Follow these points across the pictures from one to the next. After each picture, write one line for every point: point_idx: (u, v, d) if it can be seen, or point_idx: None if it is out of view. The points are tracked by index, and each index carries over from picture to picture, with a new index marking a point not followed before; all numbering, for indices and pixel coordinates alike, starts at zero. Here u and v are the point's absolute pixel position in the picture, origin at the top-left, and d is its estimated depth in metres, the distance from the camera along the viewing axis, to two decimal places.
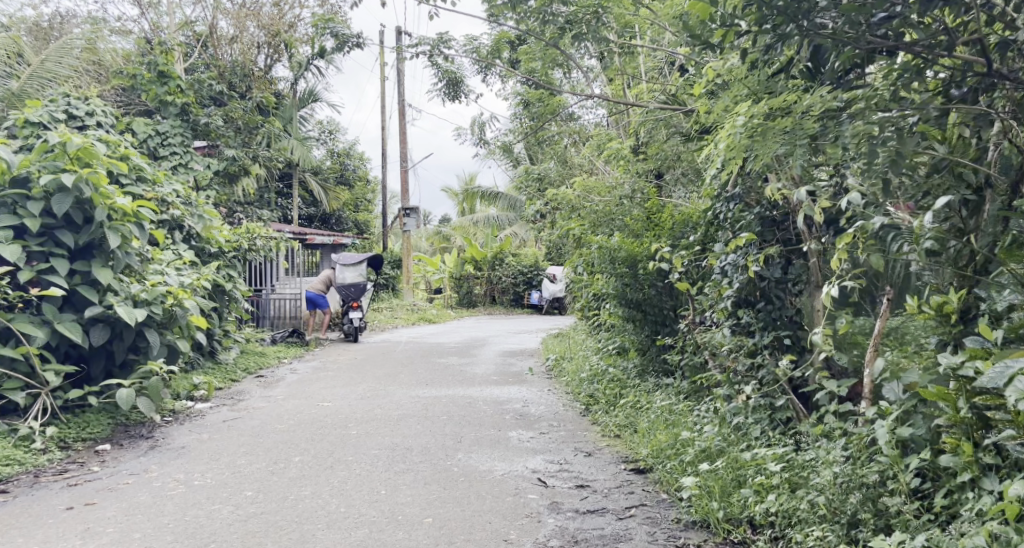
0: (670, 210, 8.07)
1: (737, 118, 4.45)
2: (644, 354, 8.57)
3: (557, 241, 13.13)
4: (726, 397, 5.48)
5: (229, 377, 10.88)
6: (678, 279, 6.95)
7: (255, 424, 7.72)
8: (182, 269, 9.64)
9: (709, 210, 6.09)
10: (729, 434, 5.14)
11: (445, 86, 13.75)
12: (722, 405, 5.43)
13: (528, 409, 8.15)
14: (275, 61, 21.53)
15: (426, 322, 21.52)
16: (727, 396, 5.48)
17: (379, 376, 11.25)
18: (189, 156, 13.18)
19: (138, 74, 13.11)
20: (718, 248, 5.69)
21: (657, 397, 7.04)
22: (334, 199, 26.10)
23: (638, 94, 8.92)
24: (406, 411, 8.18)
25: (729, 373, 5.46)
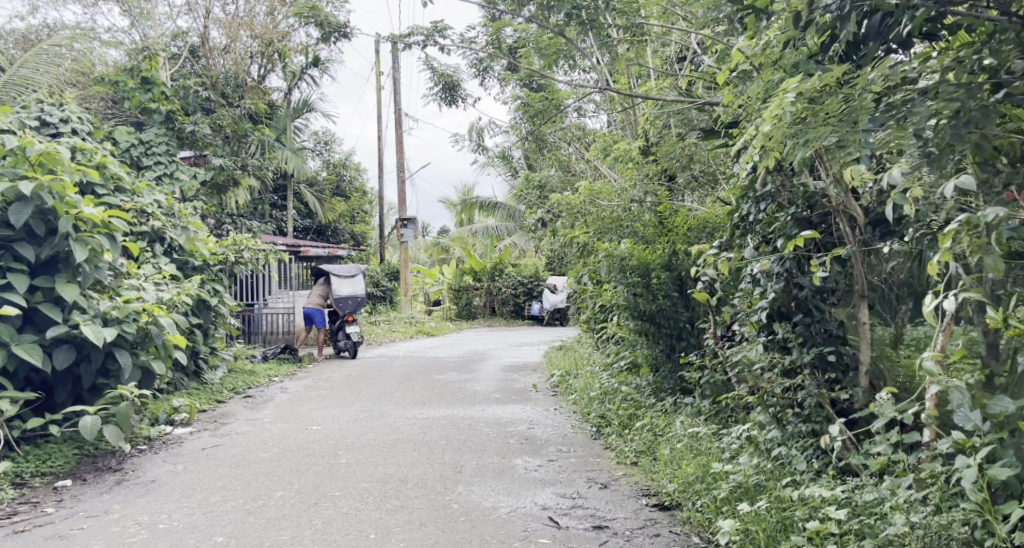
0: (684, 214, 7.58)
1: (787, 94, 4.00)
2: (658, 370, 7.97)
3: (560, 251, 12.50)
4: (762, 424, 4.90)
5: (214, 398, 10.25)
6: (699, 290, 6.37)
7: (236, 452, 7.07)
8: (161, 283, 9.01)
9: (734, 212, 5.46)
10: (768, 467, 4.57)
11: (440, 90, 13.17)
12: (758, 433, 4.85)
13: (534, 431, 7.51)
14: (268, 70, 20.99)
15: (424, 336, 20.84)
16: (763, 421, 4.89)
17: (374, 394, 10.62)
18: (175, 165, 12.59)
19: (121, 81, 12.48)
20: (747, 253, 5.10)
21: (678, 420, 6.43)
22: (329, 210, 25.44)
23: (646, 90, 8.33)
24: (401, 435, 7.55)
25: (764, 396, 4.89)
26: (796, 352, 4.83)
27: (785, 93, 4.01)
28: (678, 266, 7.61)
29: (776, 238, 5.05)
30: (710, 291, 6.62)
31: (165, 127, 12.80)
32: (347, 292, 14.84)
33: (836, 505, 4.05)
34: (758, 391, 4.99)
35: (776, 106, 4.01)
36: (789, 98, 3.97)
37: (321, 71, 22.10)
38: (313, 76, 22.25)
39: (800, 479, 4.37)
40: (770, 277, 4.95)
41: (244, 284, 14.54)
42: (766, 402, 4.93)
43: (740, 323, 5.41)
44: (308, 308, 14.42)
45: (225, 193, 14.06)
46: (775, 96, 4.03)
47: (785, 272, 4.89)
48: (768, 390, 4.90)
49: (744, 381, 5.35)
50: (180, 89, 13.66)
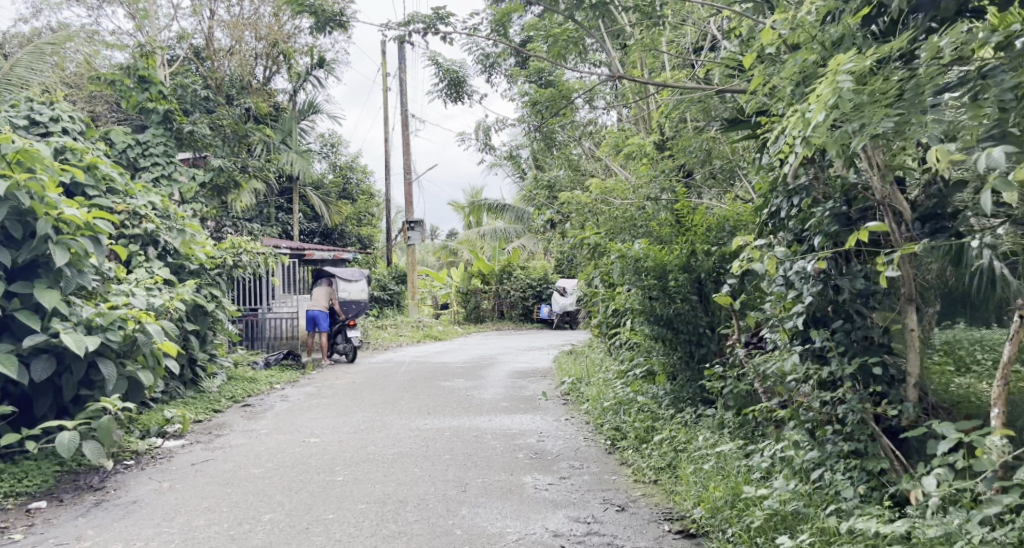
0: (702, 213, 7.22)
1: (840, 72, 3.77)
2: (677, 378, 7.51)
3: (569, 253, 12.07)
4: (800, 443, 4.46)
5: (211, 407, 9.83)
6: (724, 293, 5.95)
7: (227, 468, 6.64)
8: (153, 289, 8.61)
9: (763, 207, 5.02)
10: (811, 494, 4.15)
11: (445, 87, 12.74)
12: (796, 453, 4.40)
13: (545, 444, 7.09)
14: (274, 72, 20.69)
15: (432, 340, 20.40)
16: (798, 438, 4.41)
17: (377, 403, 10.18)
18: (173, 166, 12.12)
19: (116, 79, 11.97)
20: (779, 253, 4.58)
21: (699, 434, 5.99)
22: (335, 213, 25.00)
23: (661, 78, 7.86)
24: (403, 448, 7.13)
25: (800, 410, 4.46)
26: (835, 363, 4.37)
27: (837, 71, 3.77)
28: (696, 266, 7.15)
29: (812, 235, 4.60)
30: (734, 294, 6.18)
31: (163, 127, 12.28)
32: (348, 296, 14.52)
33: (891, 541, 3.64)
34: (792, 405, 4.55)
35: (828, 86, 3.75)
36: (843, 77, 3.73)
37: (326, 72, 21.70)
38: (319, 78, 21.88)
39: (846, 508, 3.94)
40: (804, 279, 4.48)
41: (247, 288, 14.11)
42: (801, 417, 4.47)
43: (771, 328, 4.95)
44: (310, 312, 14.00)
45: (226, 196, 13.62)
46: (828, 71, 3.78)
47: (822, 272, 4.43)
48: (803, 404, 4.45)
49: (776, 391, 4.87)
50: (177, 87, 13.13)
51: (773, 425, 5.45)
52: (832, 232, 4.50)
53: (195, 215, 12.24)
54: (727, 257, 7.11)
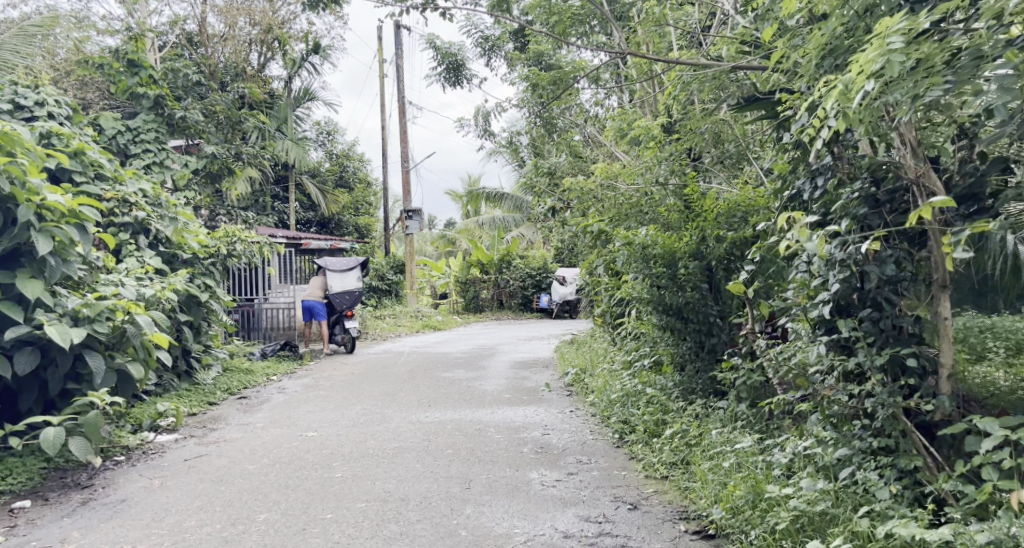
0: (712, 197, 6.95)
1: (880, 44, 3.66)
2: (688, 368, 7.28)
3: (572, 241, 11.81)
4: (829, 441, 4.35)
5: (206, 399, 9.61)
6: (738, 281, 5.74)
7: (221, 464, 6.38)
8: (144, 278, 8.37)
9: (786, 191, 4.90)
10: (844, 495, 4.06)
11: (444, 71, 12.44)
12: (825, 452, 4.30)
13: (550, 438, 6.84)
14: (269, 59, 20.35)
15: (431, 330, 20.13)
16: (825, 434, 4.34)
17: (376, 395, 9.94)
18: (165, 153, 11.87)
19: (105, 63, 11.63)
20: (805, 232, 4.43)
21: (713, 427, 5.76)
22: (332, 202, 24.69)
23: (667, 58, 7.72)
24: (403, 443, 6.87)
25: (827, 405, 4.34)
26: (863, 354, 4.31)
27: (886, 33, 3.65)
28: (704, 252, 6.86)
29: (839, 219, 4.43)
30: (746, 281, 5.98)
31: (154, 113, 12.04)
32: (340, 289, 14.02)
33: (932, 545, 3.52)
34: (816, 399, 4.41)
35: (877, 52, 3.63)
36: (893, 38, 3.61)
37: (322, 58, 21.39)
38: (315, 65, 21.61)
39: (878, 509, 3.88)
40: (830, 264, 4.35)
41: (243, 277, 13.93)
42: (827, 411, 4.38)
43: (793, 319, 4.82)
44: (308, 301, 13.78)
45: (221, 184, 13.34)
46: (876, 35, 3.66)
47: (848, 259, 4.27)
48: (828, 397, 4.35)
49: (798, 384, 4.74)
50: (168, 71, 12.80)
51: (791, 418, 5.27)
52: (860, 215, 4.33)
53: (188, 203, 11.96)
54: (741, 243, 6.79)
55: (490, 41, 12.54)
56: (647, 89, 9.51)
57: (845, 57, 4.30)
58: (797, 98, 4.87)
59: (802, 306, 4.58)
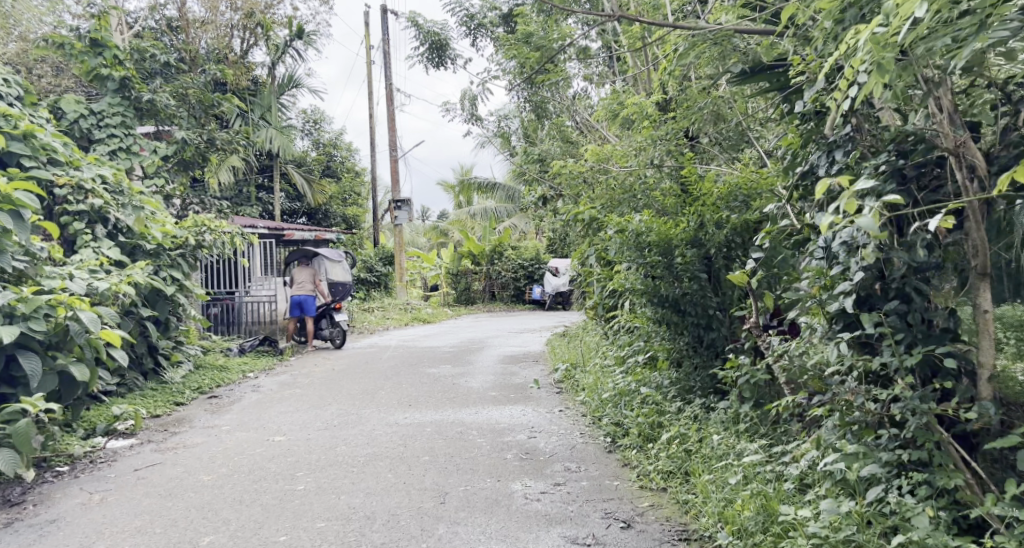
0: (708, 178, 6.44)
1: None
2: (686, 363, 6.77)
3: (563, 230, 11.21)
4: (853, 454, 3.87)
5: (172, 399, 9.00)
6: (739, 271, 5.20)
7: (174, 474, 5.81)
8: (99, 271, 7.82)
9: (799, 166, 4.37)
10: (876, 521, 3.60)
11: (427, 52, 11.81)
12: (851, 467, 3.82)
13: (537, 442, 6.28)
14: (252, 45, 19.68)
15: (420, 323, 19.56)
16: (850, 447, 3.86)
17: (354, 393, 9.38)
18: (132, 138, 11.26)
19: (66, 43, 10.92)
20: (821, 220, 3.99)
21: (717, 433, 5.20)
22: (319, 192, 23.93)
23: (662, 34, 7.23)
24: (376, 449, 6.30)
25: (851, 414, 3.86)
26: (888, 352, 3.81)
27: None
28: (701, 238, 6.34)
29: (861, 198, 3.88)
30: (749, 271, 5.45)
31: (120, 96, 11.40)
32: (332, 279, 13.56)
33: None
34: (837, 405, 3.95)
35: None
36: None
37: (306, 44, 20.70)
38: (298, 51, 20.90)
39: (916, 538, 3.43)
40: (850, 250, 3.86)
41: (220, 269, 13.36)
42: (847, 418, 3.89)
43: (805, 313, 4.31)
44: (297, 296, 13.17)
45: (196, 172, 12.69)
46: None
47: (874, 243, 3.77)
48: (850, 402, 3.89)
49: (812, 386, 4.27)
50: (134, 51, 12.08)
51: (804, 421, 4.75)
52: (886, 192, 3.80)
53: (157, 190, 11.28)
54: (742, 229, 6.24)
55: (476, 20, 11.90)
56: (642, 65, 8.88)
57: (871, 7, 3.82)
58: (810, 62, 4.34)
59: (817, 299, 4.09)
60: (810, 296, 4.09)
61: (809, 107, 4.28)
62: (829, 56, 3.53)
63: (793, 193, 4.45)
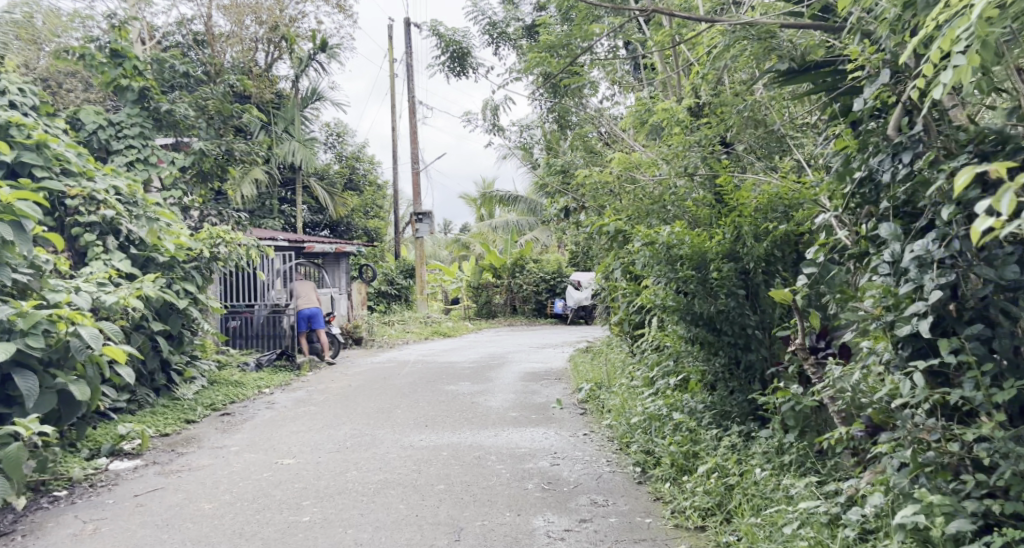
0: (744, 188, 6.18)
1: None
2: (721, 386, 6.44)
3: (588, 244, 10.85)
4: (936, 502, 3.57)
5: (184, 416, 8.71)
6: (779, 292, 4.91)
7: (176, 500, 5.50)
8: (107, 284, 7.50)
9: (858, 177, 4.06)
10: None
11: (448, 61, 11.50)
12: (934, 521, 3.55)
13: (560, 471, 5.99)
14: (276, 58, 19.62)
15: (440, 337, 19.23)
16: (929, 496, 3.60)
17: (370, 411, 9.06)
18: (150, 149, 10.90)
19: (84, 54, 10.54)
20: (887, 231, 3.77)
21: (759, 468, 4.94)
22: (341, 205, 23.20)
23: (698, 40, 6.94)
24: (388, 475, 5.96)
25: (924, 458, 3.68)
26: (971, 386, 3.60)
27: None
28: (737, 252, 6.09)
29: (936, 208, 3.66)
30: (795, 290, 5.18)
31: (139, 106, 11.03)
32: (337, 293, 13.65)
33: None
34: (912, 445, 3.75)
35: None
36: None
37: (330, 57, 20.44)
38: (322, 63, 20.65)
39: None
40: (924, 266, 3.62)
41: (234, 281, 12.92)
42: (921, 458, 3.69)
43: (866, 336, 4.03)
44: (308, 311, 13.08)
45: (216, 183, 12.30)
46: None
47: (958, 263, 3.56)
48: (925, 440, 3.71)
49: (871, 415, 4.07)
50: (153, 61, 11.87)
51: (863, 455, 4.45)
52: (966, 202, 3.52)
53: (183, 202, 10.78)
54: (784, 242, 6.00)
55: (499, 27, 11.54)
56: (675, 71, 8.46)
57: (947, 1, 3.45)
58: (873, 63, 3.99)
59: (882, 321, 3.83)
60: (874, 318, 3.83)
61: (870, 102, 3.99)
62: (919, 33, 3.20)
63: (848, 205, 4.15)
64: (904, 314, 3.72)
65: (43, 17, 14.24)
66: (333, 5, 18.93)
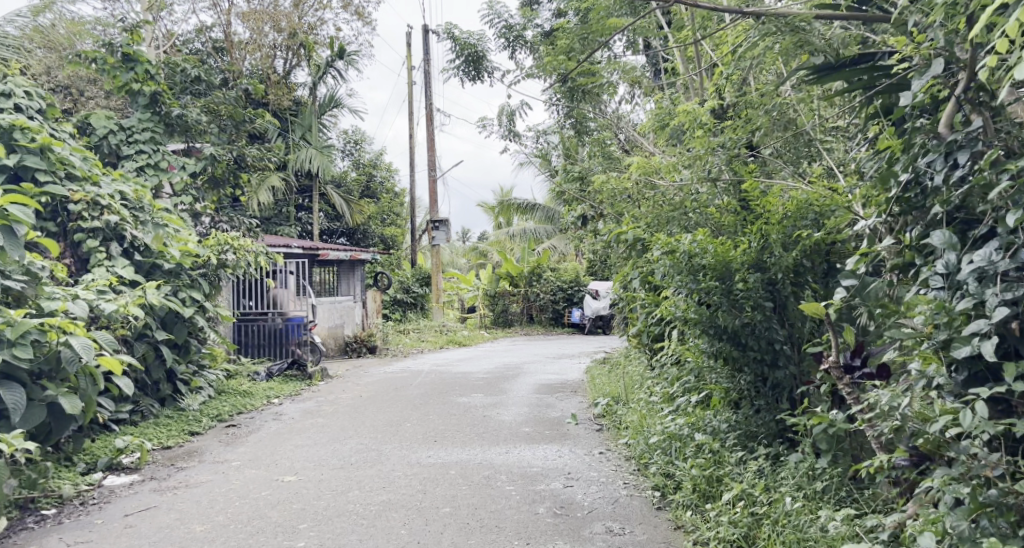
0: (771, 194, 5.90)
1: None
2: (746, 404, 6.11)
3: (605, 253, 10.50)
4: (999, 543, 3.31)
5: (188, 428, 8.10)
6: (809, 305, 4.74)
7: (168, 521, 5.24)
8: (108, 292, 7.20)
9: (907, 182, 3.79)
10: None
11: (463, 65, 11.22)
12: None
13: (573, 494, 5.73)
14: (294, 65, 19.45)
15: (456, 346, 18.93)
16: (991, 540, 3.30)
17: (379, 423, 8.79)
18: (163, 154, 9.76)
19: (96, 58, 9.49)
20: (940, 240, 3.53)
21: (791, 496, 4.70)
22: (357, 212, 22.95)
23: (729, 45, 6.61)
24: (391, 496, 5.67)
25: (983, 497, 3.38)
26: None
27: None
28: (764, 262, 5.80)
29: (998, 215, 3.41)
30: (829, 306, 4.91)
31: (150, 112, 9.86)
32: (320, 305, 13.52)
33: None
34: (973, 481, 3.47)
35: None
36: None
37: (347, 64, 20.16)
38: (340, 70, 20.37)
39: None
40: (985, 279, 3.38)
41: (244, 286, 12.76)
42: (981, 497, 3.37)
43: (916, 359, 3.76)
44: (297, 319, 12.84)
45: (236, 190, 11.60)
46: None
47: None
48: (988, 477, 3.41)
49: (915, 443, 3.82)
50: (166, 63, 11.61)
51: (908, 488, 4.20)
52: None
53: (196, 207, 10.29)
54: (812, 252, 5.74)
55: (515, 31, 11.24)
56: (699, 72, 8.09)
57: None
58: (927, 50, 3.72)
59: (934, 340, 3.57)
60: (926, 336, 3.57)
61: (920, 96, 3.70)
62: (994, 7, 2.86)
63: (894, 213, 3.88)
64: (962, 333, 3.42)
65: (58, 21, 13.97)
66: (351, 12, 18.79)
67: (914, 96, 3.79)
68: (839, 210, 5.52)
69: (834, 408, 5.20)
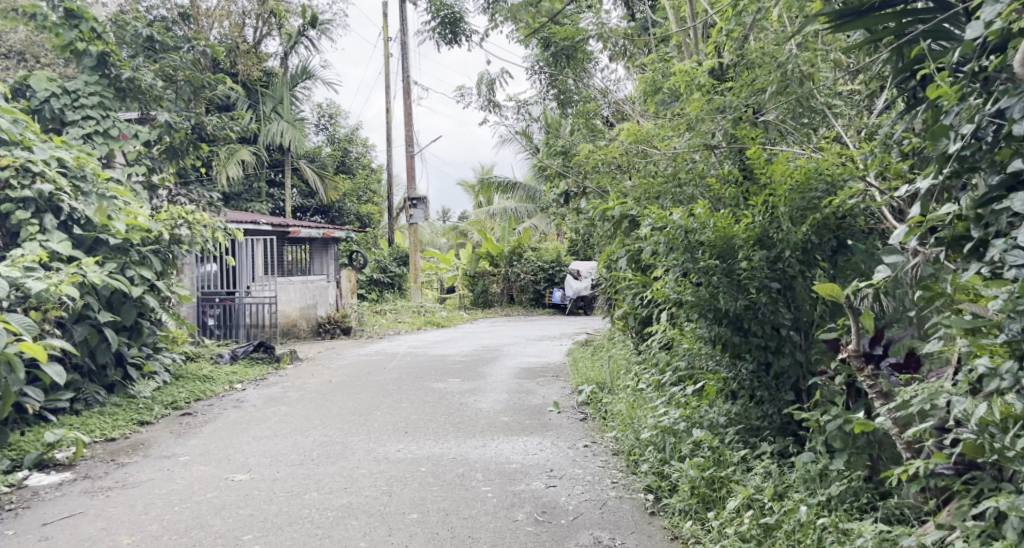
0: (777, 160, 5.28)
1: None
2: (746, 395, 5.53)
3: (589, 232, 9.87)
4: None
5: (136, 418, 7.36)
6: (825, 287, 4.22)
7: (93, 531, 4.57)
8: (38, 269, 6.45)
9: (971, 136, 3.22)
10: None
11: (439, 28, 10.48)
12: None
13: (557, 496, 5.11)
14: (264, 34, 18.58)
15: (433, 327, 18.28)
16: None
17: (347, 411, 8.14)
18: (113, 121, 8.97)
19: (34, 13, 8.57)
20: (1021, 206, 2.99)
21: (806, 506, 4.17)
22: (332, 188, 21.87)
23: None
24: (353, 499, 5.02)
25: None
26: None
27: None
28: (769, 237, 5.19)
29: None
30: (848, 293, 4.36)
31: (98, 73, 9.04)
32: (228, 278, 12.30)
33: None
34: None
35: None
36: None
37: (320, 33, 19.30)
38: (313, 39, 19.49)
39: None
40: None
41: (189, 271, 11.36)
42: None
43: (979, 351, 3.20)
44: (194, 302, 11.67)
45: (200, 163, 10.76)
46: None
47: None
48: None
49: (959, 446, 3.39)
50: None
51: (950, 498, 3.70)
52: None
53: (153, 178, 9.54)
54: (821, 227, 5.08)
55: None
56: (695, 32, 7.44)
57: None
58: None
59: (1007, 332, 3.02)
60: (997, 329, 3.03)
61: (993, 27, 3.13)
62: None
63: (952, 173, 3.32)
64: None
65: None
66: None
67: (980, 29, 3.21)
68: (853, 178, 4.93)
69: (849, 401, 4.71)
